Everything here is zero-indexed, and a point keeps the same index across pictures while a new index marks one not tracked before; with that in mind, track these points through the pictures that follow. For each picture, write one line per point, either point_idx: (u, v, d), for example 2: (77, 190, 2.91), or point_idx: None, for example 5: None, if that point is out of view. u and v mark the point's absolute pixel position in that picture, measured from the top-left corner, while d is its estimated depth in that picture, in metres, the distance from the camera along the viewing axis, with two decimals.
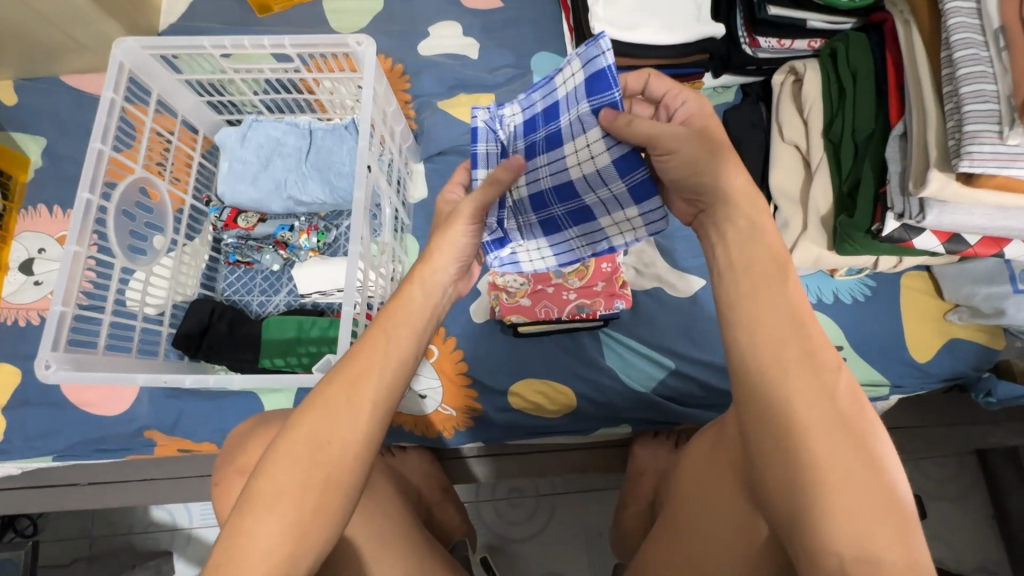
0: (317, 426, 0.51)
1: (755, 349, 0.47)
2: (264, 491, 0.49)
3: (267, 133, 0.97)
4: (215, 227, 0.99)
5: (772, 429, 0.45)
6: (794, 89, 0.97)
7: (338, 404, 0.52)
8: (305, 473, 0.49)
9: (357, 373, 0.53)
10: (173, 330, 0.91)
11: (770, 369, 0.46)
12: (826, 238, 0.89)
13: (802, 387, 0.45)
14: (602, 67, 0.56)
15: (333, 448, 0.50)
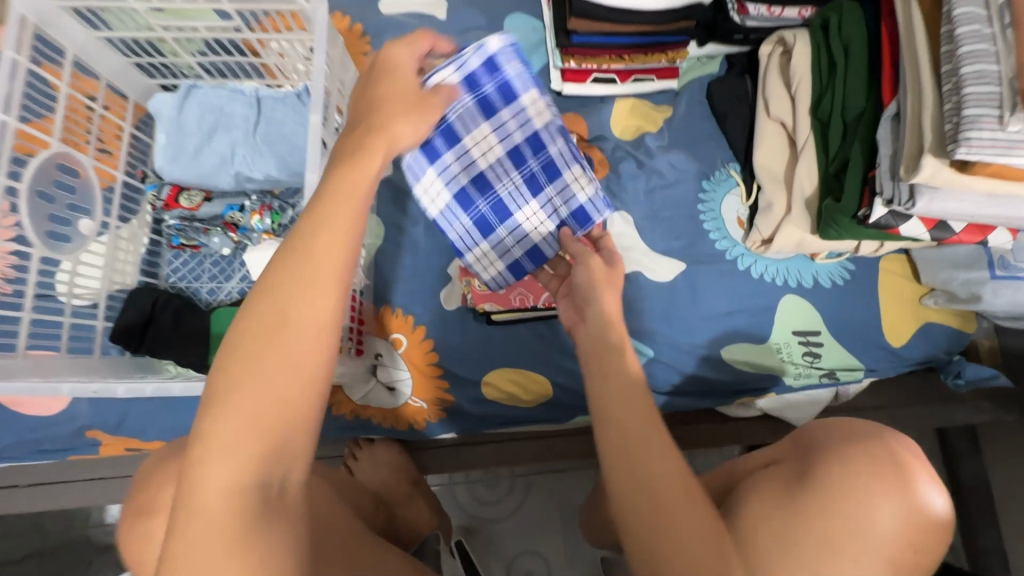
0: (267, 367, 0.41)
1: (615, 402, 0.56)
2: (214, 446, 0.39)
3: (208, 101, 0.87)
4: (154, 207, 0.89)
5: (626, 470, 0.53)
6: (782, 62, 0.92)
7: (258, 368, 0.41)
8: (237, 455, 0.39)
9: (266, 332, 0.41)
10: (110, 324, 0.83)
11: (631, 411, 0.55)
12: (809, 221, 0.86)
13: (629, 422, 0.54)
14: (589, 221, 0.77)
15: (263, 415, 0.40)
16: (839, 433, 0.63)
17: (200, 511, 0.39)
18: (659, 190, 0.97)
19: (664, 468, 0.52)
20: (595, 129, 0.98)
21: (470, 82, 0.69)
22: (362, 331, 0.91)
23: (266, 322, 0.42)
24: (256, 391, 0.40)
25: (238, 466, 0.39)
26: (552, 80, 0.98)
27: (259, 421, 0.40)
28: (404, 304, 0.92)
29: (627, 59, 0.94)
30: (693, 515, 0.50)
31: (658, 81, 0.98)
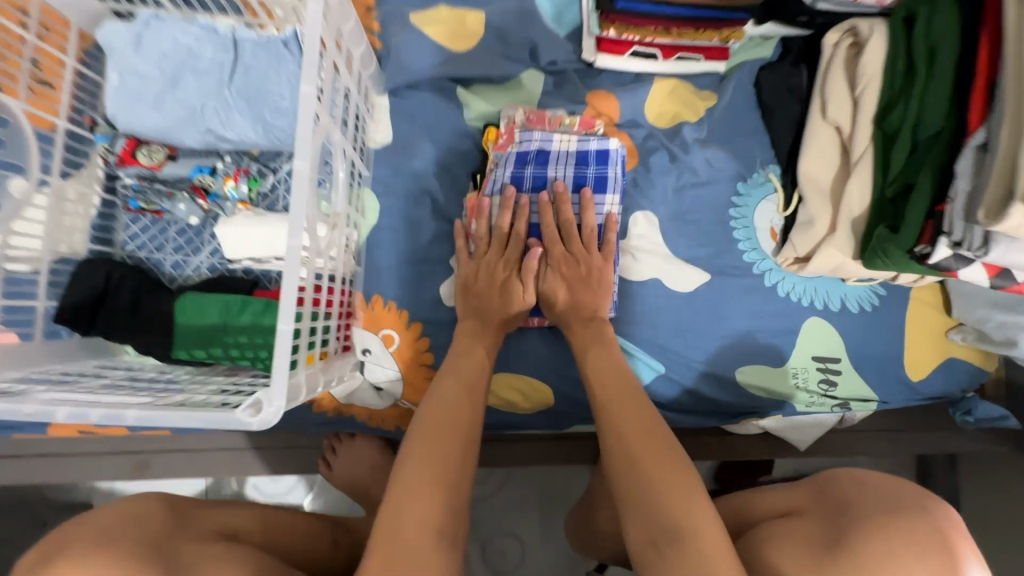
0: (426, 511, 0.57)
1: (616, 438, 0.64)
2: (415, 513, 0.56)
3: (173, 38, 0.71)
4: (108, 160, 0.76)
5: (639, 498, 0.60)
6: (849, 56, 0.81)
7: (419, 485, 0.58)
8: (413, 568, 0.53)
9: (413, 477, 0.59)
10: (51, 303, 0.71)
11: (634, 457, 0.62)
12: (852, 245, 0.78)
13: (613, 381, 0.70)
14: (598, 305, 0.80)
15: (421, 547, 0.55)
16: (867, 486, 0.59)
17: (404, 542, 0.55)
18: (689, 189, 0.87)
19: (652, 457, 0.61)
20: (627, 112, 0.86)
21: (577, 157, 0.79)
22: (350, 324, 0.82)
23: (433, 451, 0.62)
24: (424, 505, 0.57)
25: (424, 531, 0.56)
26: (584, 48, 0.85)
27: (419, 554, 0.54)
28: (398, 297, 0.82)
29: (675, 34, 0.81)
30: (674, 488, 0.59)
31: (705, 62, 0.86)
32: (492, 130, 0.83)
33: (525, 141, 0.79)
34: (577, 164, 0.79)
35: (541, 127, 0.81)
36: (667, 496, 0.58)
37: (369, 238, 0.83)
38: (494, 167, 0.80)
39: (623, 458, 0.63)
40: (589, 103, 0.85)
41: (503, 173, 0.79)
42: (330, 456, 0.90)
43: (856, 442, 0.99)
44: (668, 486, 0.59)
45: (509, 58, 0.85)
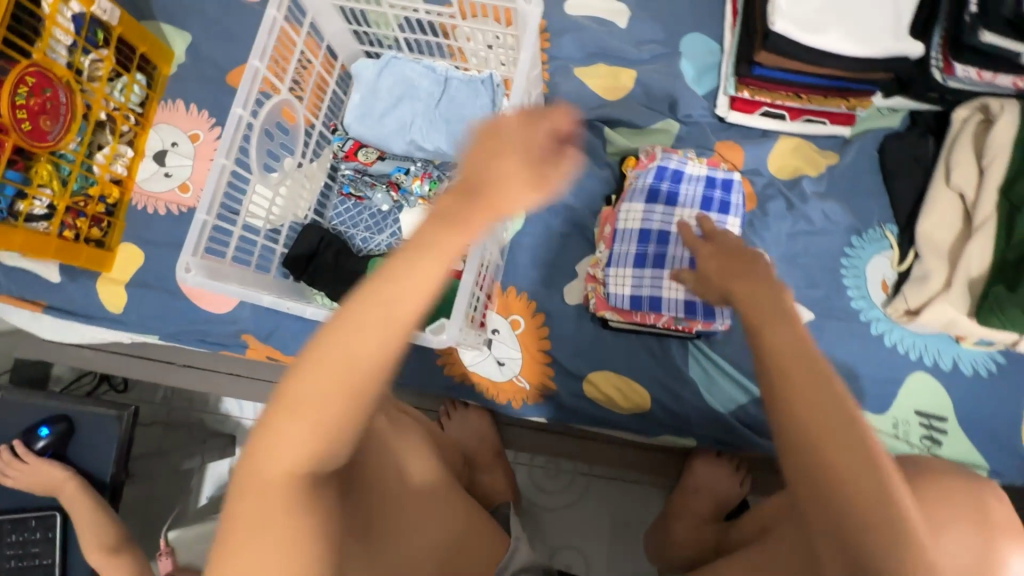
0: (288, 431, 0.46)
1: (778, 373, 0.47)
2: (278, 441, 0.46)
3: (403, 73, 0.96)
4: (336, 156, 1.02)
5: (788, 432, 0.46)
6: (978, 131, 0.87)
7: (351, 340, 0.44)
8: (307, 419, 0.45)
9: (318, 360, 0.44)
10: (285, 251, 0.95)
11: (796, 387, 0.46)
12: (968, 303, 0.82)
13: (808, 398, 0.45)
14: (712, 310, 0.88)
15: (335, 398, 0.44)
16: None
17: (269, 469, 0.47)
18: (803, 235, 0.95)
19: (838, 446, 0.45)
20: (751, 162, 0.98)
21: (706, 181, 0.92)
22: (487, 306, 0.98)
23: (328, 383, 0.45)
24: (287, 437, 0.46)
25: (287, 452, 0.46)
26: (718, 105, 0.99)
27: (330, 402, 0.44)
28: (529, 290, 0.98)
29: (804, 99, 0.92)
30: (862, 482, 0.44)
31: (830, 126, 0.96)
32: (631, 160, 0.98)
33: (663, 161, 0.93)
34: (706, 187, 0.91)
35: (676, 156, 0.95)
36: (830, 434, 0.45)
37: (513, 240, 1.00)
38: (634, 179, 0.94)
39: (784, 388, 0.46)
40: (717, 151, 0.98)
41: (642, 184, 0.92)
42: (445, 419, 1.05)
43: None
44: (838, 433, 0.45)
45: (651, 108, 1.01)
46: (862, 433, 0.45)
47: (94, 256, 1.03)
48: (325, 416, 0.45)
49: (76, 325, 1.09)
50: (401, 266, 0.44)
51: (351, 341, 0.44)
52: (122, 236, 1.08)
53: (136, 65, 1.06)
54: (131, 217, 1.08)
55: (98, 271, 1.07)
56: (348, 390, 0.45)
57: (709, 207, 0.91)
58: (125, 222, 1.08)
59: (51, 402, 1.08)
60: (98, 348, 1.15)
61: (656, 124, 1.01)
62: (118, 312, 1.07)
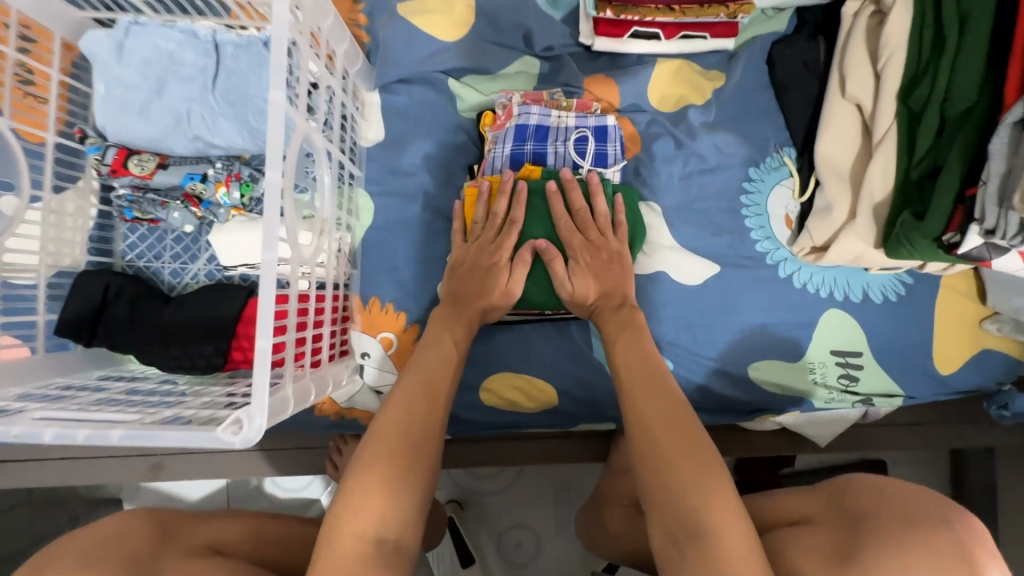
0: (376, 443, 0.56)
1: (642, 429, 0.59)
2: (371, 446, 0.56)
3: (158, 45, 0.70)
4: (100, 172, 0.75)
5: (657, 480, 0.55)
6: (871, 26, 0.74)
7: (419, 381, 0.62)
8: (397, 431, 0.58)
9: (397, 407, 0.60)
10: (53, 316, 0.71)
11: (653, 435, 0.58)
12: (874, 233, 0.73)
13: (637, 366, 0.64)
14: None
15: (412, 420, 0.59)
16: (893, 501, 0.54)
17: (362, 485, 0.54)
18: (697, 176, 0.82)
19: (656, 409, 0.60)
20: (628, 97, 0.81)
21: (575, 133, 0.76)
22: (347, 326, 0.81)
23: (398, 418, 0.58)
24: (382, 446, 0.56)
25: (378, 468, 0.55)
26: (581, 32, 0.80)
27: (402, 428, 0.58)
28: (395, 299, 0.81)
29: (678, 11, 0.76)
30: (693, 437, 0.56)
31: (711, 40, 0.80)
32: (489, 115, 0.80)
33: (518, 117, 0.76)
34: (577, 143, 0.76)
35: (536, 105, 0.77)
36: (686, 477, 0.54)
37: (364, 240, 0.81)
38: (492, 145, 0.77)
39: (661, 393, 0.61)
40: (587, 88, 0.81)
41: (501, 149, 0.75)
42: (336, 457, 0.90)
43: (885, 440, 0.94)
44: (693, 485, 0.53)
45: (502, 45, 0.81)
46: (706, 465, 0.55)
47: None
48: (401, 446, 0.56)
49: None
50: (437, 361, 0.65)
51: (394, 415, 0.59)
52: None
53: None
54: None
55: None
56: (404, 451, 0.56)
57: (585, 158, 0.76)
58: None
59: None
60: None
61: (512, 66, 0.81)
62: None
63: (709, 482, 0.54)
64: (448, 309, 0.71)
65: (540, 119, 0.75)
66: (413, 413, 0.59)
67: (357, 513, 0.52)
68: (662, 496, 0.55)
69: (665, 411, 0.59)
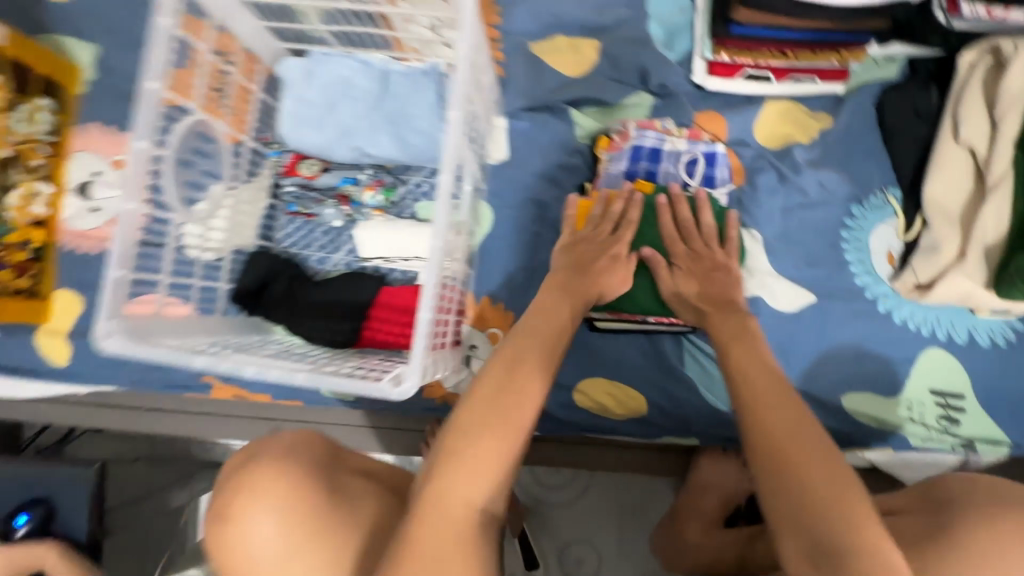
0: (487, 419, 0.57)
1: (766, 444, 0.54)
2: (478, 424, 0.57)
3: (338, 71, 0.85)
4: (276, 172, 0.90)
5: (787, 491, 0.51)
6: (989, 76, 0.77)
7: (527, 353, 0.64)
8: (507, 408, 0.58)
9: (502, 380, 0.61)
10: (230, 286, 0.86)
11: (786, 461, 0.52)
12: (984, 273, 0.74)
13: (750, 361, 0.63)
14: None
15: (524, 399, 0.60)
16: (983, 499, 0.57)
17: (477, 460, 0.55)
18: (799, 208, 0.86)
19: (779, 414, 0.56)
20: (736, 132, 0.88)
21: (687, 157, 0.83)
22: (461, 321, 0.89)
23: (506, 393, 0.60)
24: (492, 421, 0.57)
25: (491, 438, 0.56)
26: (694, 72, 0.88)
27: (512, 405, 0.59)
28: (505, 299, 0.90)
29: (791, 56, 0.82)
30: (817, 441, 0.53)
31: (821, 83, 0.85)
32: (603, 139, 0.87)
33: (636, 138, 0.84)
34: (687, 165, 0.84)
35: (651, 131, 0.85)
36: (824, 488, 0.50)
37: (483, 245, 0.91)
38: (607, 163, 0.85)
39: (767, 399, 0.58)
40: (697, 122, 0.88)
41: (618, 165, 0.84)
42: (432, 440, 0.99)
43: None
44: (832, 498, 0.49)
45: (620, 81, 0.90)
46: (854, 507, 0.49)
47: (26, 310, 0.94)
48: (511, 420, 0.58)
49: (19, 383, 1.00)
50: (535, 334, 0.67)
51: (510, 392, 0.59)
52: (56, 282, 0.98)
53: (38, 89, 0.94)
54: (62, 261, 0.98)
55: (36, 324, 0.97)
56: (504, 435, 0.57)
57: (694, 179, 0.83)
58: (57, 267, 0.98)
59: (10, 467, 1.00)
60: (60, 402, 1.06)
61: (628, 99, 0.90)
62: (67, 366, 0.98)
63: (851, 495, 0.49)
64: (565, 275, 0.76)
65: (656, 141, 0.84)
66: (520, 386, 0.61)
67: (470, 486, 0.54)
68: (796, 520, 0.50)
69: (788, 420, 0.55)
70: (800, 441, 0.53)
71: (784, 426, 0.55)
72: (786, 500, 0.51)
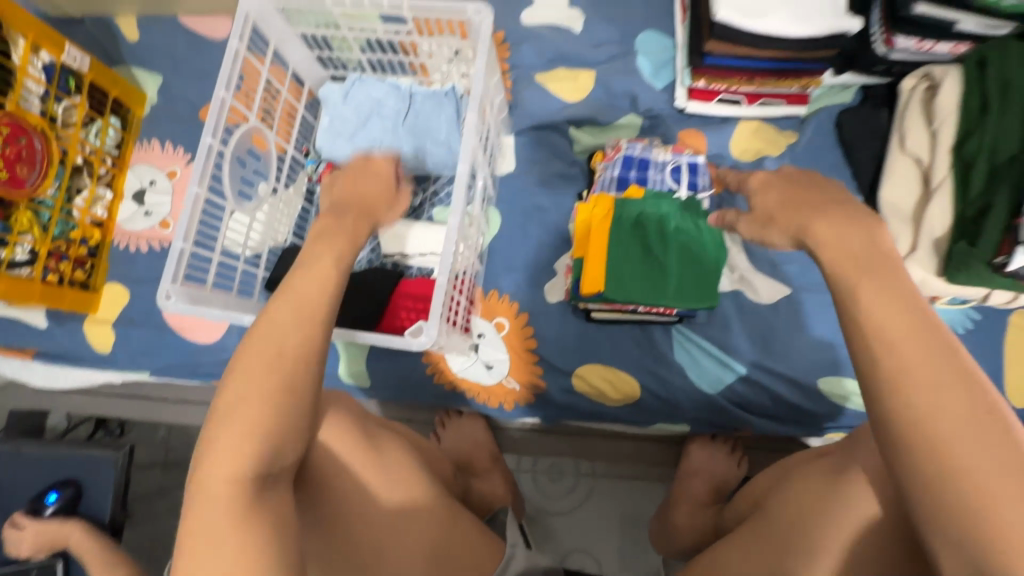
0: (243, 374, 0.51)
1: (872, 332, 0.46)
2: (234, 387, 0.51)
3: (369, 93, 0.99)
4: (311, 179, 1.03)
5: (918, 445, 0.42)
6: (926, 98, 0.90)
7: (279, 326, 0.53)
8: (261, 371, 0.51)
9: (263, 334, 0.53)
10: (267, 274, 0.97)
11: (895, 347, 0.44)
12: (935, 263, 0.84)
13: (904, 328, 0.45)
14: None
15: (272, 359, 0.52)
16: None
17: (237, 409, 0.50)
18: None
19: (948, 403, 0.42)
20: (714, 147, 1.00)
21: (671, 166, 0.95)
22: (471, 312, 0.99)
23: (265, 356, 0.52)
24: (256, 375, 0.51)
25: (261, 388, 0.50)
26: (676, 97, 1.02)
27: (269, 368, 0.51)
28: (510, 291, 1.00)
29: (758, 82, 0.96)
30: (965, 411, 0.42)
31: (786, 106, 0.99)
32: (598, 154, 1.01)
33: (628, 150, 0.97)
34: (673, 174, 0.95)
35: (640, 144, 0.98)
36: (973, 460, 0.41)
37: (492, 244, 1.02)
38: (601, 172, 0.98)
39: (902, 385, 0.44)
40: (679, 139, 1.02)
41: (611, 171, 0.96)
42: (440, 430, 1.05)
43: None
44: (968, 457, 0.41)
45: (613, 105, 1.04)
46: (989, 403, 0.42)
47: (79, 300, 1.04)
48: (271, 370, 0.51)
49: (64, 368, 1.09)
50: (297, 306, 0.55)
51: (258, 355, 0.52)
52: (105, 276, 1.09)
53: (110, 109, 1.08)
54: (113, 257, 1.10)
55: (84, 314, 1.08)
56: (307, 329, 0.54)
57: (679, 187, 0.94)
58: (108, 263, 1.10)
59: (44, 449, 1.07)
60: (95, 390, 1.14)
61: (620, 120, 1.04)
62: (107, 352, 1.07)
63: (993, 462, 0.40)
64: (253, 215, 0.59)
65: (645, 152, 0.96)
66: (284, 349, 0.52)
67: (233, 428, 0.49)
68: (926, 466, 0.42)
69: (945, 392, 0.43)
70: (949, 411, 0.42)
71: (934, 403, 0.42)
72: (937, 469, 0.42)
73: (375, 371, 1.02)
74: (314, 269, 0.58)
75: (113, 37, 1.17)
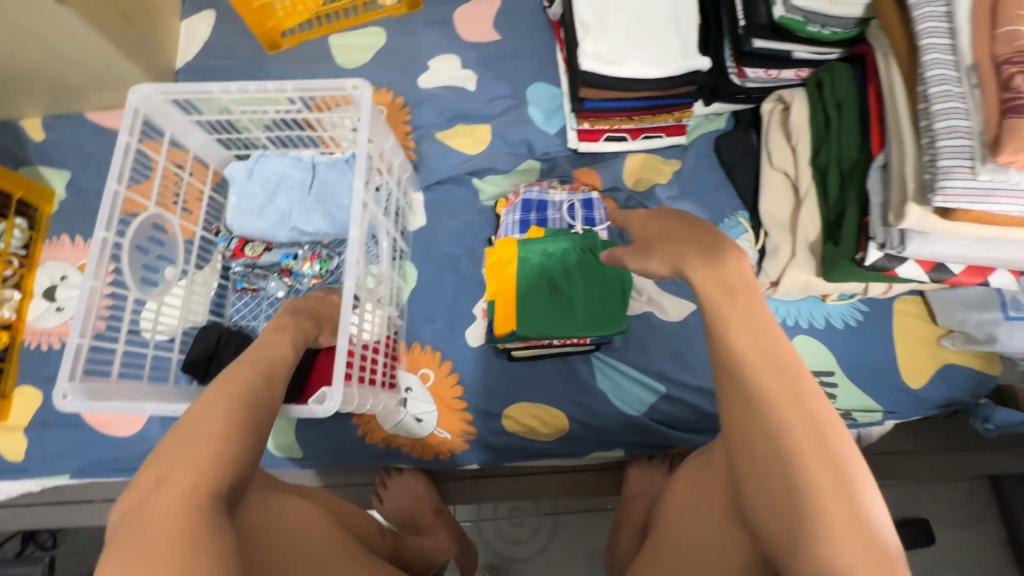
0: (193, 424, 0.52)
1: (727, 355, 0.50)
2: (185, 435, 0.52)
3: (273, 168, 1.02)
4: (225, 256, 1.04)
5: (760, 422, 0.46)
6: (782, 117, 0.99)
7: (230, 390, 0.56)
8: (209, 422, 0.53)
9: (212, 398, 0.55)
10: (182, 356, 0.96)
11: (740, 366, 0.49)
12: (814, 264, 0.90)
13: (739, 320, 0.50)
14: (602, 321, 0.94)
15: (218, 414, 0.53)
16: None
17: (180, 456, 0.50)
18: None
19: (768, 378, 0.47)
20: (608, 181, 1.07)
21: (568, 205, 1.01)
22: (395, 366, 1.00)
23: (217, 411, 0.54)
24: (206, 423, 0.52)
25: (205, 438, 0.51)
26: (568, 139, 1.09)
27: (216, 418, 0.53)
28: (432, 341, 1.01)
29: (637, 119, 1.04)
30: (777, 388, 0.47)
31: (668, 137, 1.07)
32: (502, 200, 1.06)
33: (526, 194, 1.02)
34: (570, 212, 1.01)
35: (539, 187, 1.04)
36: (802, 432, 0.44)
37: (410, 297, 1.04)
38: (505, 216, 1.02)
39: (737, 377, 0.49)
40: (576, 177, 1.08)
41: (513, 215, 1.01)
42: (381, 490, 1.02)
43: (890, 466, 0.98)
44: (795, 425, 0.45)
45: (512, 153, 1.10)
46: (821, 427, 0.45)
47: None
48: (223, 421, 0.53)
49: None
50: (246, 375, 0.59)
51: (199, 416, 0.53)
52: (16, 379, 1.06)
53: (15, 211, 1.07)
54: (24, 359, 1.06)
55: None
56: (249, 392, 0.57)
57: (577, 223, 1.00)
58: (19, 365, 1.06)
59: None
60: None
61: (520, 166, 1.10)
62: (21, 460, 1.03)
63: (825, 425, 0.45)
64: None
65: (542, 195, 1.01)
66: (229, 406, 0.54)
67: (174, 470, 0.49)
68: (764, 442, 0.45)
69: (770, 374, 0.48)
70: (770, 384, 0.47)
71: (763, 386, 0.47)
72: (770, 444, 0.45)
73: (306, 439, 1.01)
74: (275, 344, 0.68)
75: (17, 139, 1.18)
